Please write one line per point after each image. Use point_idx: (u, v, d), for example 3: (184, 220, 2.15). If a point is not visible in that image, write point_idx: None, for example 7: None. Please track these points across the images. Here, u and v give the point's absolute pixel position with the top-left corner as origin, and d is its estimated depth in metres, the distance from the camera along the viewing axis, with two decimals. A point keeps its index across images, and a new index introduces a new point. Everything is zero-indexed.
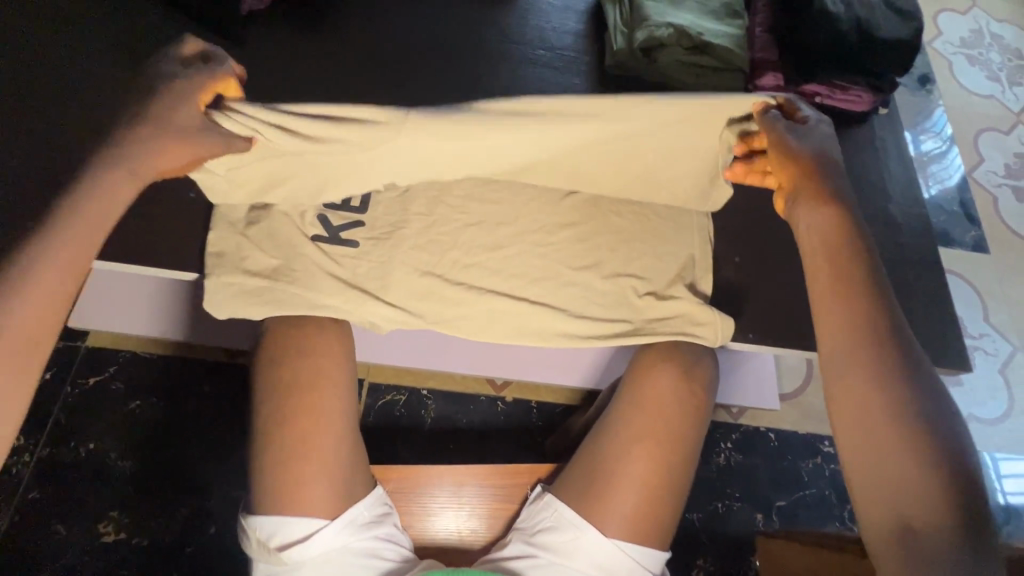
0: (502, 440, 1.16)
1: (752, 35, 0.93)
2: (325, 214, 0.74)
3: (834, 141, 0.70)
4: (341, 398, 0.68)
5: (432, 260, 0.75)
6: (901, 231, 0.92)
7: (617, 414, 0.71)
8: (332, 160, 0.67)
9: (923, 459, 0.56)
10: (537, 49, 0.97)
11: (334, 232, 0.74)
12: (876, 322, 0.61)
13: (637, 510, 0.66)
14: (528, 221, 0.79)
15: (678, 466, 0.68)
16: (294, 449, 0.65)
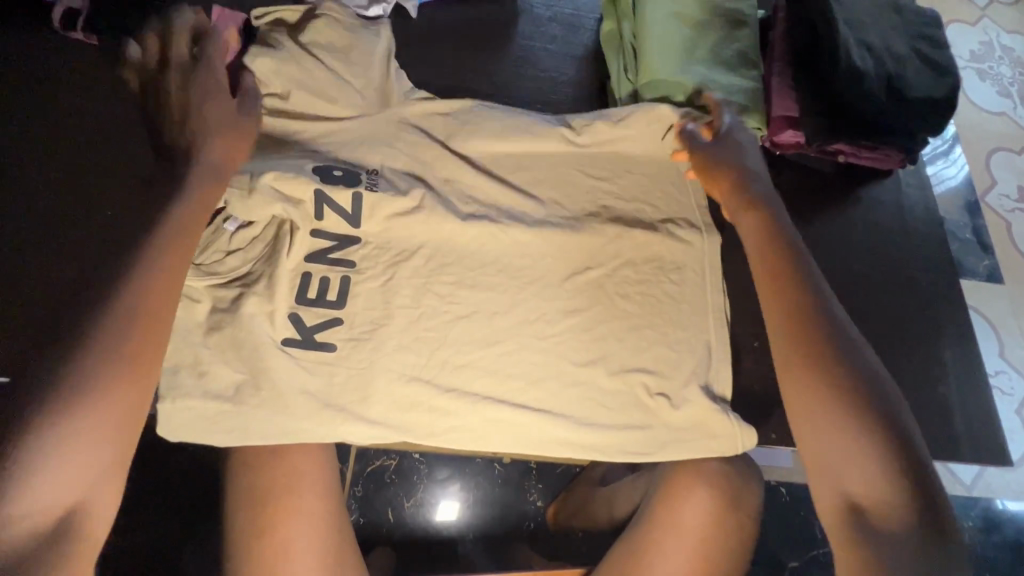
0: (505, 508, 1.05)
1: (769, 86, 0.83)
2: (299, 315, 0.68)
3: (751, 145, 0.76)
4: (322, 496, 0.62)
5: (419, 363, 0.69)
6: (929, 302, 0.85)
7: (642, 525, 0.67)
8: (348, 94, 0.76)
9: (882, 456, 0.51)
10: (532, 100, 0.88)
11: (309, 335, 0.68)
12: (821, 320, 0.58)
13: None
14: (524, 313, 0.73)
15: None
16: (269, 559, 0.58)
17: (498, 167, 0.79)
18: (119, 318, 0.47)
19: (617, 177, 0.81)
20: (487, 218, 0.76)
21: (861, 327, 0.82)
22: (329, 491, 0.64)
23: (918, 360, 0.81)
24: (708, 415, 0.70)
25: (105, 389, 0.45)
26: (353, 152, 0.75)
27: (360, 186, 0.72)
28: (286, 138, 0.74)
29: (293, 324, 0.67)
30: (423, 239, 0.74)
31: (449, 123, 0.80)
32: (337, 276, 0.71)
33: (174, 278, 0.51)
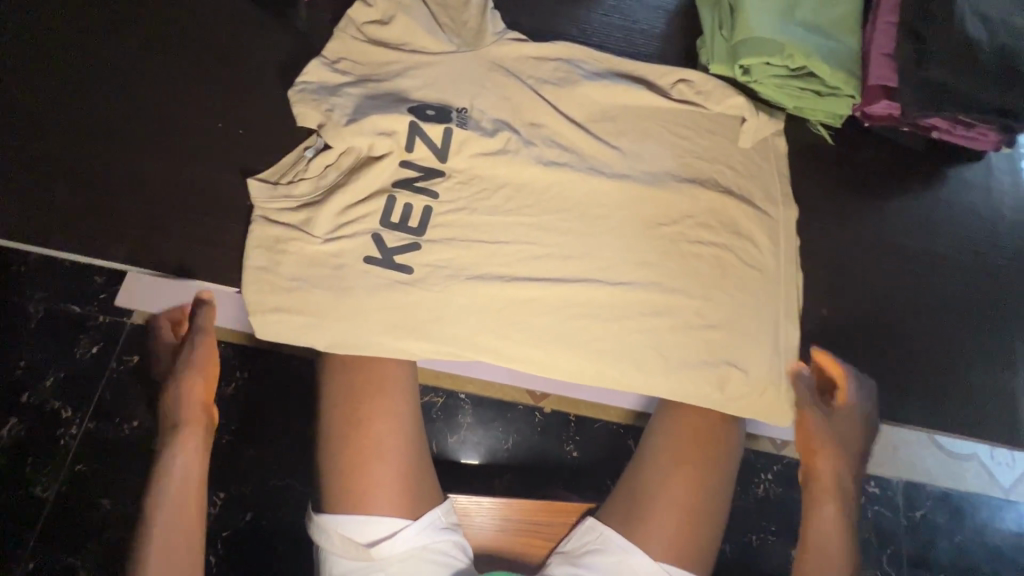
0: (541, 458, 1.08)
1: (868, 55, 0.80)
2: (381, 235, 0.72)
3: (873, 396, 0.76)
4: (406, 401, 0.70)
5: (495, 295, 0.72)
6: (1006, 292, 0.83)
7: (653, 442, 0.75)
8: (427, 35, 0.78)
9: None
10: (619, 51, 0.87)
11: (388, 253, 0.71)
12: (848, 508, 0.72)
13: (678, 536, 0.69)
14: (596, 260, 0.74)
15: (712, 492, 0.71)
16: (362, 452, 0.67)
17: (582, 115, 0.80)
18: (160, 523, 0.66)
19: (699, 135, 0.80)
20: (568, 164, 0.77)
21: (931, 307, 0.81)
22: (408, 396, 0.71)
23: (986, 346, 0.80)
24: (766, 364, 0.73)
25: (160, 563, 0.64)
26: (445, 87, 0.77)
27: (452, 121, 0.75)
28: (384, 68, 0.77)
29: (380, 247, 0.71)
30: (504, 179, 0.76)
31: (539, 67, 0.80)
32: (419, 205, 0.73)
33: (199, 462, 0.71)
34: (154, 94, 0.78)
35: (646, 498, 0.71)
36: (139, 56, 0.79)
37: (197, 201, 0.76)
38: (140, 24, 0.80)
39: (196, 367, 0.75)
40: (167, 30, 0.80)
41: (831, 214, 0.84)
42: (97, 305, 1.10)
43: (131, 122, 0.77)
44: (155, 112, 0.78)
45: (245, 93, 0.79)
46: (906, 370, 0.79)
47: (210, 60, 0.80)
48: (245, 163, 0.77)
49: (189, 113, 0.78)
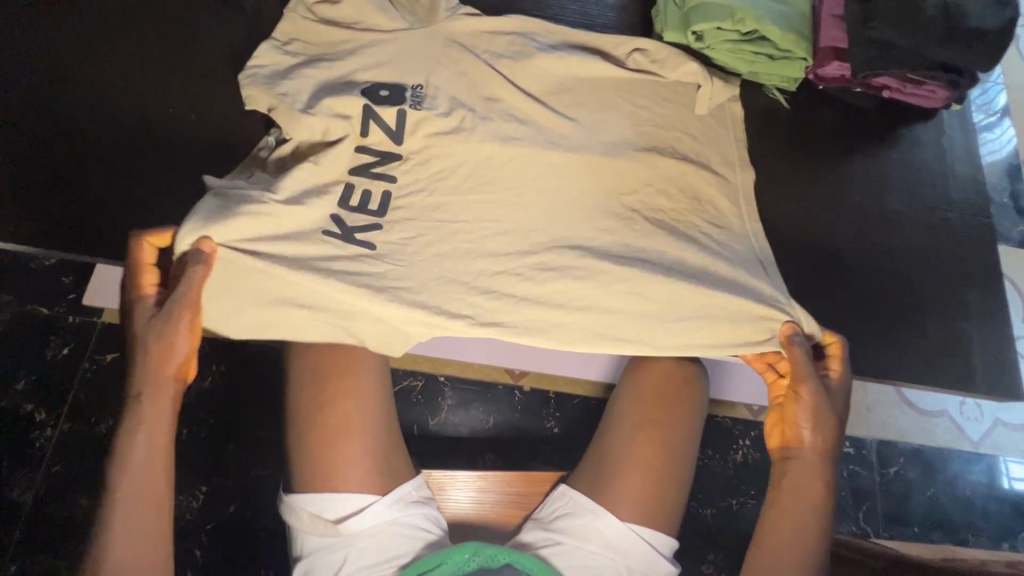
0: (522, 435, 1.09)
1: (818, 17, 0.81)
2: (341, 215, 0.71)
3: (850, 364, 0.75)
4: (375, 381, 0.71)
5: (458, 270, 0.72)
6: (961, 245, 0.85)
7: (619, 409, 0.78)
8: (378, 12, 0.77)
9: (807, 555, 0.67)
10: (576, 23, 0.88)
11: (348, 232, 0.71)
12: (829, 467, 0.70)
13: (645, 493, 0.72)
14: (558, 229, 0.75)
15: (679, 456, 0.74)
16: (329, 431, 0.67)
17: (539, 88, 0.80)
18: (126, 483, 0.62)
19: (657, 103, 0.81)
20: (525, 138, 0.78)
21: (888, 263, 0.83)
22: (377, 376, 0.71)
23: (941, 298, 0.83)
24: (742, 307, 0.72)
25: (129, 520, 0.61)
26: (399, 65, 0.76)
27: (405, 102, 0.75)
28: (337, 47, 0.77)
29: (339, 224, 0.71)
30: (463, 154, 0.76)
31: (493, 41, 0.81)
32: (379, 189, 0.73)
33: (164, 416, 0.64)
34: (105, 81, 0.77)
35: (613, 460, 0.74)
36: (87, 44, 0.78)
37: (156, 189, 0.75)
38: (86, 11, 0.79)
39: (161, 324, 0.65)
40: (115, 17, 0.79)
41: (789, 177, 0.85)
42: (66, 305, 1.09)
43: (83, 111, 0.76)
44: (107, 100, 0.76)
45: (199, 79, 0.79)
46: (865, 326, 0.81)
47: (161, 47, 0.79)
48: (204, 150, 0.77)
49: (144, 100, 0.77)
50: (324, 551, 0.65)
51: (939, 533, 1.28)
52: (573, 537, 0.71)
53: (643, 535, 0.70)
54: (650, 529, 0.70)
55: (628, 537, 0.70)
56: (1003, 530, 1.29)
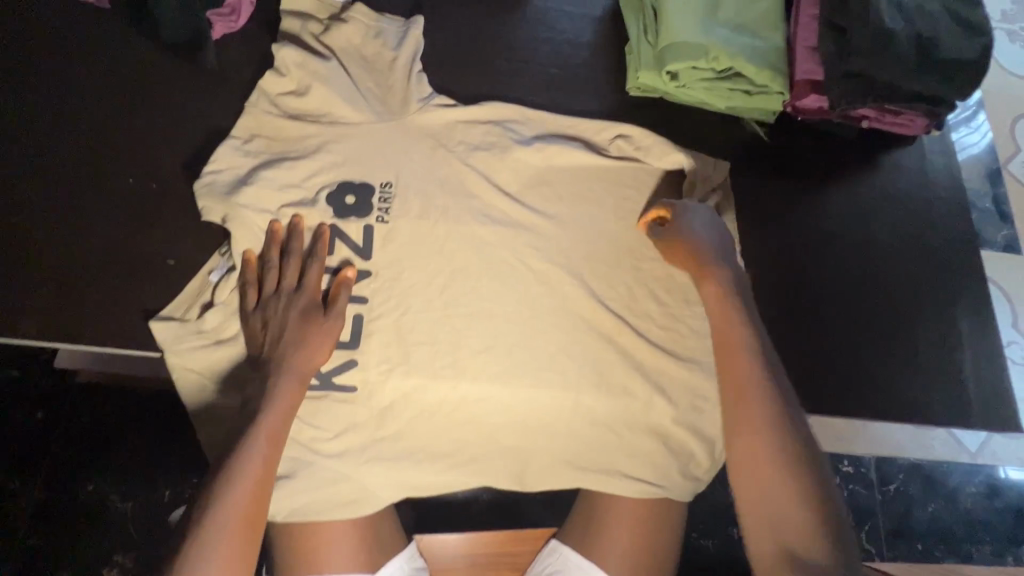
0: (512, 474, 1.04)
1: (792, 51, 0.81)
2: None
3: (715, 224, 0.69)
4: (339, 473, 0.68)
5: (437, 332, 0.69)
6: (948, 272, 0.84)
7: None
8: (347, 91, 0.73)
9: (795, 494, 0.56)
10: (556, 103, 0.84)
11: (326, 378, 0.67)
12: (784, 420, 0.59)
13: (636, 554, 0.69)
14: (541, 297, 0.71)
15: (669, 513, 0.72)
16: (310, 512, 0.66)
17: (519, 168, 0.76)
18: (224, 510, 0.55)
19: (639, 184, 0.77)
20: (506, 215, 0.74)
21: (879, 298, 0.82)
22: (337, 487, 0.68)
23: (934, 333, 0.81)
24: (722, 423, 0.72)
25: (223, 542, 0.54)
26: (369, 155, 0.72)
27: (371, 218, 0.71)
28: (302, 142, 0.72)
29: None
30: (438, 220, 0.72)
31: (470, 130, 0.76)
32: (349, 315, 0.68)
33: (271, 458, 0.59)
34: (54, 180, 0.71)
35: (602, 516, 0.72)
36: (31, 141, 0.72)
37: (109, 301, 0.68)
38: (30, 109, 0.73)
39: (304, 338, 0.63)
40: (62, 115, 0.73)
41: (773, 212, 0.84)
42: (36, 366, 1.04)
43: (30, 216, 0.69)
44: (57, 202, 0.70)
45: (149, 175, 0.72)
46: (861, 370, 0.79)
47: (113, 140, 0.73)
48: (161, 249, 0.70)
49: (94, 197, 0.71)
50: None
51: (943, 548, 1.26)
52: None
53: None
54: None
55: None
56: (1007, 540, 1.27)
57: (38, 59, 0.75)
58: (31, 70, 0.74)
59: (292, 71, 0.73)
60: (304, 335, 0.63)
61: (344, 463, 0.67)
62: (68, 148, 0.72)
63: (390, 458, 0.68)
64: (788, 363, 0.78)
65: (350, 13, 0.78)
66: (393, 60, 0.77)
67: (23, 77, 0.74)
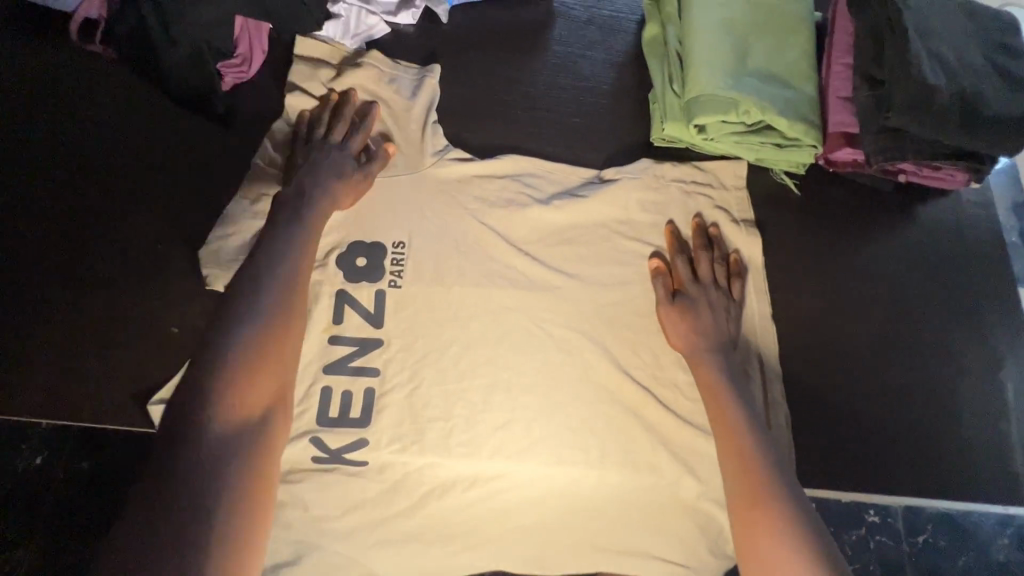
0: None
1: (825, 102, 0.78)
2: (320, 435, 0.63)
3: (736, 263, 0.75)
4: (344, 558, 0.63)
5: (451, 404, 0.65)
6: (989, 334, 0.80)
7: None
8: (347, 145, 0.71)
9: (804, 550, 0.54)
10: (576, 154, 0.81)
11: (336, 453, 0.63)
12: (772, 481, 0.60)
13: None
14: (562, 366, 0.68)
15: None
16: None
17: (538, 227, 0.73)
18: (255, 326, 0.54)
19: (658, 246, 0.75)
20: (525, 277, 0.71)
21: (918, 361, 0.77)
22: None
23: (977, 399, 0.77)
24: None
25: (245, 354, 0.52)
26: (381, 213, 0.70)
27: (382, 283, 0.68)
28: None
29: (321, 421, 0.64)
30: (454, 284, 0.69)
31: (487, 186, 0.73)
32: (359, 390, 0.65)
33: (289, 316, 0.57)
34: (61, 241, 0.69)
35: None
36: (39, 202, 0.70)
37: (113, 370, 0.66)
38: (36, 168, 0.71)
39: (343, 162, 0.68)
40: (69, 173, 0.71)
41: (804, 270, 0.80)
42: None
43: (35, 281, 0.68)
44: (63, 265, 0.68)
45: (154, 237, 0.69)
46: (900, 440, 0.75)
47: (119, 199, 0.70)
48: (166, 315, 0.68)
49: (100, 259, 0.69)
50: None
51: None
52: None
53: None
54: None
55: None
56: None
57: (46, 112, 0.73)
58: (38, 128, 0.72)
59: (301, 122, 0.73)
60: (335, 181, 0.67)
61: (352, 546, 0.63)
62: (74, 206, 0.70)
63: (400, 540, 0.64)
64: (819, 434, 0.74)
65: (364, 57, 0.76)
66: (407, 110, 0.75)
67: (30, 135, 0.72)
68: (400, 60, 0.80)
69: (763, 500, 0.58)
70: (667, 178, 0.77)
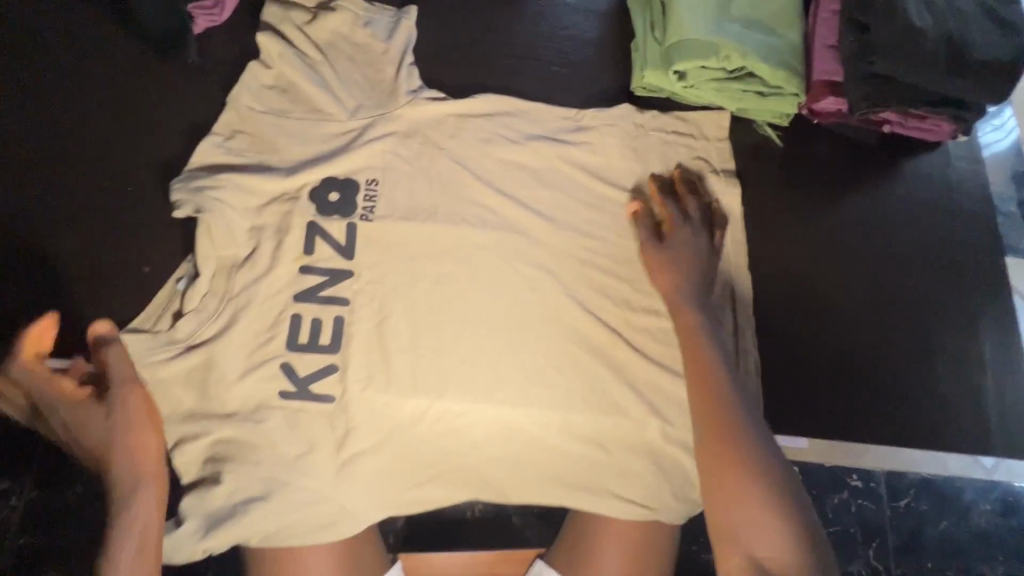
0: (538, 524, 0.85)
1: (810, 49, 0.76)
2: (291, 363, 0.64)
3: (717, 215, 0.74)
4: (311, 495, 0.62)
5: (421, 345, 0.66)
6: (968, 288, 0.79)
7: None
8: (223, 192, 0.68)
9: (764, 483, 0.52)
10: (555, 102, 0.80)
11: (305, 383, 0.64)
12: (742, 414, 0.57)
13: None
14: (533, 309, 0.68)
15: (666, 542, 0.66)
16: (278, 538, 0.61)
17: (512, 173, 0.73)
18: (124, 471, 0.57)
19: (634, 193, 0.74)
20: (498, 225, 0.71)
21: (894, 313, 0.77)
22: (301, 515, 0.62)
23: (954, 353, 0.76)
24: None
25: (135, 488, 0.56)
26: (353, 155, 0.70)
27: (354, 216, 0.69)
28: (286, 148, 0.70)
29: (293, 358, 0.65)
30: (427, 227, 0.69)
31: (460, 132, 0.74)
32: (330, 318, 0.66)
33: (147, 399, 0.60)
34: (32, 181, 0.69)
35: (591, 539, 0.65)
36: (8, 143, 0.70)
37: (84, 309, 0.66)
38: (5, 110, 0.70)
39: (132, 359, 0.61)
40: (39, 115, 0.71)
41: (782, 220, 0.79)
42: None
43: (5, 222, 0.68)
44: (33, 206, 0.68)
45: (127, 179, 0.69)
46: (875, 391, 0.75)
47: (91, 142, 0.70)
48: (138, 256, 0.68)
49: (73, 199, 0.69)
50: None
51: None
52: None
53: None
54: None
55: None
56: None
57: (16, 52, 0.72)
58: (9, 68, 0.72)
59: (277, 61, 0.72)
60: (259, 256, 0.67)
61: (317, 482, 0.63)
62: (46, 146, 0.70)
63: (368, 479, 0.64)
64: (792, 382, 0.74)
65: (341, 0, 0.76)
66: (384, 53, 0.75)
67: (0, 74, 0.71)
68: (377, 3, 0.79)
69: (730, 433, 0.55)
70: (647, 127, 0.77)
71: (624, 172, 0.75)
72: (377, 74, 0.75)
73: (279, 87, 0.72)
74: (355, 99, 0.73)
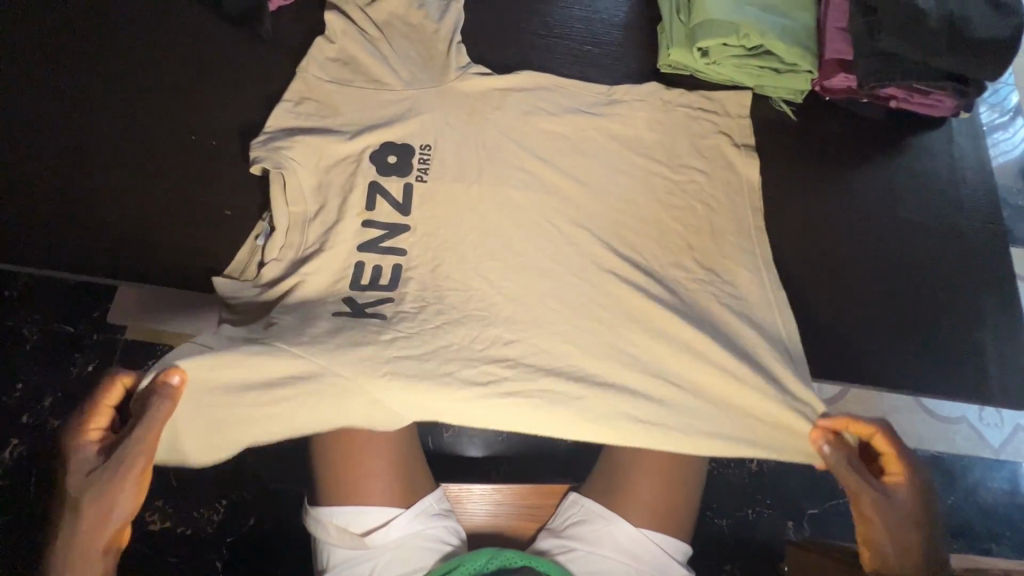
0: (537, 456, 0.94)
1: (822, 30, 0.83)
2: (352, 295, 0.71)
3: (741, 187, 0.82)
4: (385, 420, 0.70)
5: (470, 286, 0.73)
6: (969, 253, 0.85)
7: None
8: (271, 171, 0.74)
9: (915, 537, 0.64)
10: (588, 79, 0.87)
11: (359, 307, 0.70)
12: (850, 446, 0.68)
13: (657, 501, 0.72)
14: (569, 259, 0.75)
15: (690, 468, 0.74)
16: (350, 451, 0.69)
17: (550, 140, 0.81)
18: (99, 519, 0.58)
19: (661, 160, 0.81)
20: (537, 185, 0.79)
21: (900, 274, 0.83)
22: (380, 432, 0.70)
23: (955, 312, 0.82)
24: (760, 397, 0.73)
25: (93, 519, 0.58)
26: (410, 121, 0.78)
27: (410, 176, 0.77)
28: (350, 113, 0.78)
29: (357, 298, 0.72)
30: (474, 185, 0.77)
31: (503, 104, 0.82)
32: (388, 265, 0.73)
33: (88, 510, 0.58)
34: (124, 137, 0.77)
35: (629, 468, 0.74)
36: (100, 105, 0.78)
37: (171, 251, 0.74)
38: (99, 76, 0.79)
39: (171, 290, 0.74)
40: (130, 83, 0.79)
41: (798, 187, 0.86)
42: (91, 323, 1.10)
43: (100, 172, 0.76)
44: (125, 159, 0.76)
45: (209, 139, 0.78)
46: (883, 344, 0.80)
47: (178, 105, 0.79)
48: (219, 205, 0.76)
49: (159, 154, 0.77)
50: (351, 564, 0.67)
51: (961, 542, 1.20)
52: (587, 544, 0.71)
53: (655, 541, 0.70)
54: (662, 535, 0.71)
55: (639, 541, 0.70)
56: None
57: (111, 25, 0.81)
58: (106, 38, 0.80)
59: (342, 37, 0.81)
60: (235, 214, 0.76)
61: None
62: (136, 106, 0.78)
63: None
64: (808, 335, 0.80)
65: None
66: (437, 33, 0.84)
67: (99, 43, 0.80)
68: None
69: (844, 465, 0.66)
70: (673, 101, 0.84)
71: (652, 141, 0.82)
72: (429, 51, 0.83)
73: (343, 59, 0.81)
74: (411, 71, 0.81)
